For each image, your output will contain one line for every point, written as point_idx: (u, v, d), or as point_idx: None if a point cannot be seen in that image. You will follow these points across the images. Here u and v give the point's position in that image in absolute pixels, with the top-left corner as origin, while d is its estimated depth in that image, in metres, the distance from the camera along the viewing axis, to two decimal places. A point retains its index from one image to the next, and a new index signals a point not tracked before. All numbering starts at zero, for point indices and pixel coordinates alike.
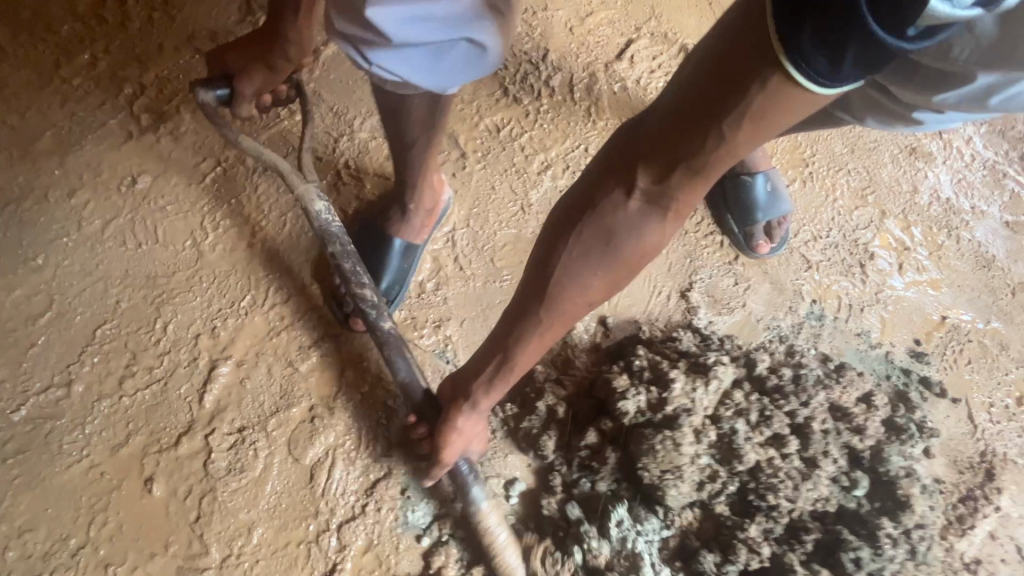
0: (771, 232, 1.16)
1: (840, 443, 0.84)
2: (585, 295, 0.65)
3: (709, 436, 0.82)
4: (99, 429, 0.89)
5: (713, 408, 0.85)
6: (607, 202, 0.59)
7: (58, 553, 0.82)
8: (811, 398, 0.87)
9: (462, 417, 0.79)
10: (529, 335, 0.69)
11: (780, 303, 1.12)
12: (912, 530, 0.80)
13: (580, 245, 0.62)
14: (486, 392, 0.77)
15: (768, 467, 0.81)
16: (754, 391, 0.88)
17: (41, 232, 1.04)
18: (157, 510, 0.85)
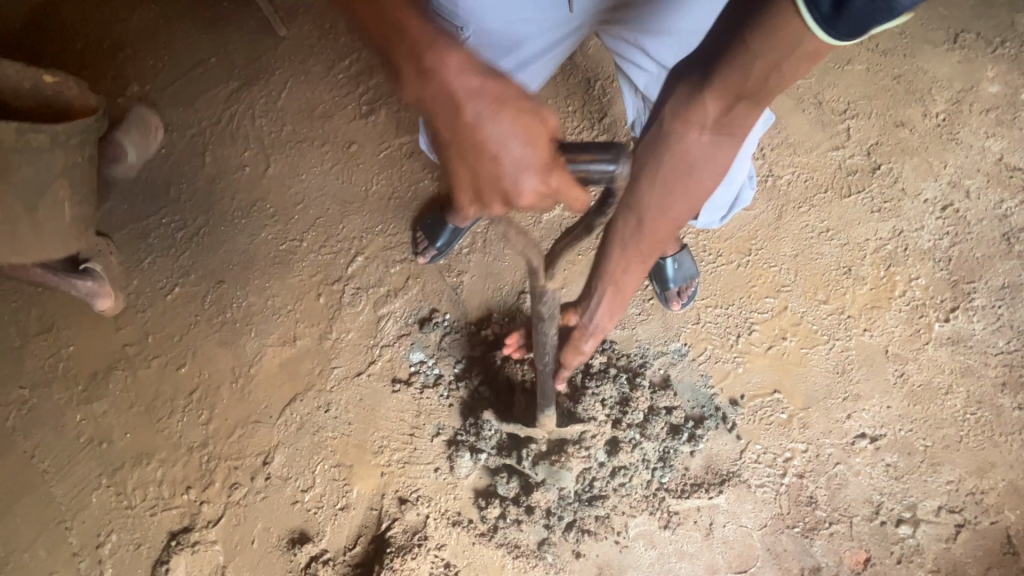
0: (681, 292, 1.71)
1: (607, 414, 1.59)
2: (674, 211, 1.13)
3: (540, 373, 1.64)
4: (307, 264, 1.98)
5: (551, 365, 1.65)
6: (683, 142, 1.05)
7: (282, 308, 1.94)
8: (605, 388, 1.61)
9: (580, 341, 1.32)
10: (627, 256, 1.19)
11: (660, 337, 1.73)
12: (616, 465, 1.57)
13: (658, 184, 1.10)
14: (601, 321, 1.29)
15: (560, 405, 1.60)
16: (582, 368, 1.65)
17: (307, 161, 2.11)
18: (317, 306, 1.93)
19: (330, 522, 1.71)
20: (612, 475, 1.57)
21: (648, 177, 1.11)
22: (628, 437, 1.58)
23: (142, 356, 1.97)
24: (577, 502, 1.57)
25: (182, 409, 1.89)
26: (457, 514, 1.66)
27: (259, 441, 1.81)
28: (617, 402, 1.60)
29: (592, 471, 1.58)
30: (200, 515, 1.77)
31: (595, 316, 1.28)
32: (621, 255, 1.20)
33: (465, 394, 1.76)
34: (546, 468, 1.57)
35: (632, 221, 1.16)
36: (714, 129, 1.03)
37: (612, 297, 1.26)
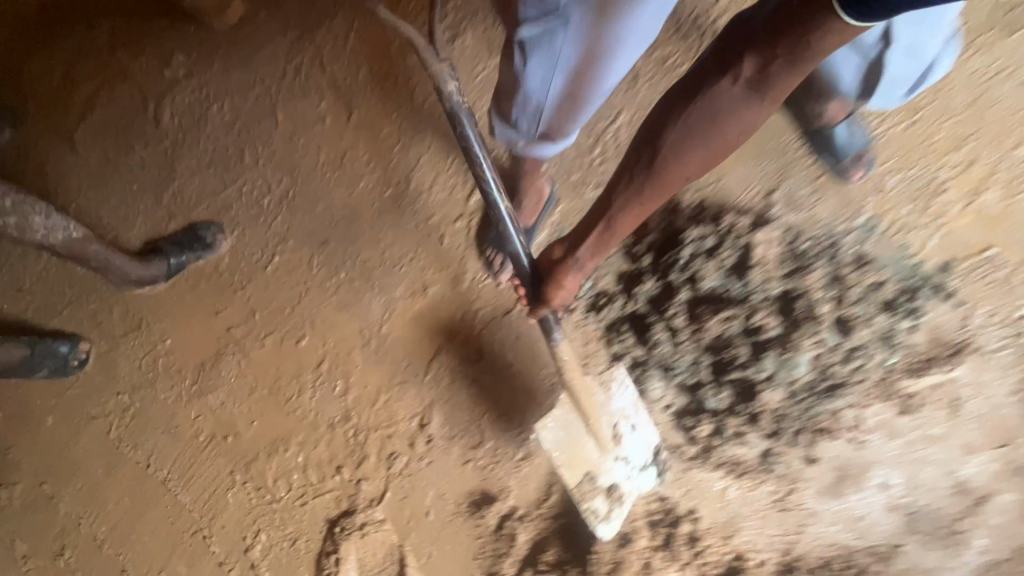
0: (860, 161, 1.54)
1: (826, 296, 1.40)
2: (687, 171, 1.05)
3: (729, 259, 1.41)
4: (421, 206, 1.77)
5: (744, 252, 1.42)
6: (716, 89, 0.94)
7: (404, 259, 1.73)
8: (815, 269, 1.41)
9: (569, 279, 1.28)
10: (633, 207, 1.13)
11: (843, 212, 1.55)
12: (847, 349, 1.37)
13: (682, 125, 0.99)
14: (589, 255, 1.24)
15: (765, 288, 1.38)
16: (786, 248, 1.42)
17: (393, 99, 1.88)
18: (444, 250, 1.72)
19: (513, 476, 1.53)
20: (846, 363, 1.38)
21: (673, 128, 1.00)
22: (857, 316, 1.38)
23: (251, 337, 1.75)
24: (810, 396, 1.39)
25: (312, 384, 1.67)
26: (659, 443, 1.47)
27: (410, 403, 1.61)
28: (830, 282, 1.40)
29: (826, 358, 1.37)
30: (359, 494, 1.58)
31: (583, 252, 1.24)
32: (648, 195, 1.10)
33: (636, 296, 1.51)
34: (777, 358, 1.36)
35: (632, 179, 1.09)
36: (782, 61, 0.88)
37: (619, 232, 1.19)
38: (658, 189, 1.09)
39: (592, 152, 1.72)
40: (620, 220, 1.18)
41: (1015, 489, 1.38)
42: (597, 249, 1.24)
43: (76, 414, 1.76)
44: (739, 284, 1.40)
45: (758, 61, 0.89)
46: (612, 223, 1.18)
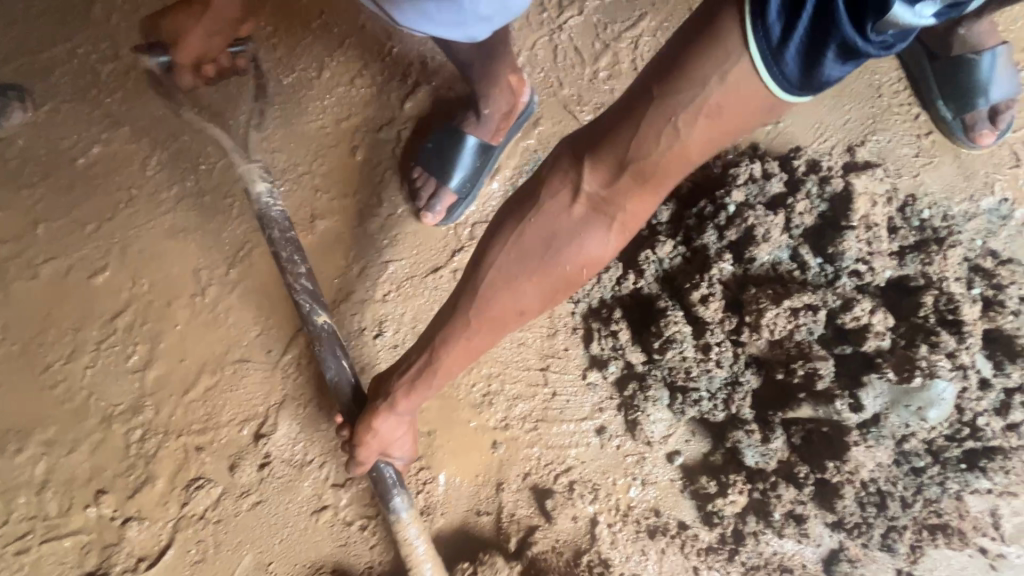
0: (996, 117, 1.03)
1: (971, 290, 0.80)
2: (532, 286, 0.61)
3: (804, 215, 0.83)
4: (333, 104, 1.17)
5: (827, 206, 0.84)
6: (553, 207, 0.57)
7: (290, 173, 1.11)
8: (954, 245, 0.82)
9: (379, 420, 0.75)
10: (460, 331, 0.65)
11: (962, 188, 1.02)
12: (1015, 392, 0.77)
13: (529, 235, 0.58)
14: (410, 399, 0.74)
15: (865, 266, 0.80)
16: (896, 211, 0.86)
17: None
18: (354, 168, 1.11)
19: (394, 547, 0.87)
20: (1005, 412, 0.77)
21: (515, 241, 0.59)
22: None
23: (20, 260, 1.08)
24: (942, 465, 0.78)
25: (95, 346, 1.01)
26: (654, 519, 0.86)
27: (245, 397, 0.96)
28: (970, 271, 0.83)
29: (972, 401, 0.76)
30: (122, 545, 0.89)
31: (409, 395, 0.73)
32: (464, 329, 0.64)
33: (638, 265, 0.91)
34: (887, 387, 0.75)
35: (464, 308, 0.64)
36: (642, 166, 0.51)
37: (457, 358, 0.68)
38: (698, 126, 0.48)
39: (598, 62, 1.16)
40: (452, 341, 0.66)
41: None
42: (473, 341, 0.65)
43: None
44: (815, 255, 0.82)
45: (600, 154, 0.53)
46: (481, 306, 0.62)
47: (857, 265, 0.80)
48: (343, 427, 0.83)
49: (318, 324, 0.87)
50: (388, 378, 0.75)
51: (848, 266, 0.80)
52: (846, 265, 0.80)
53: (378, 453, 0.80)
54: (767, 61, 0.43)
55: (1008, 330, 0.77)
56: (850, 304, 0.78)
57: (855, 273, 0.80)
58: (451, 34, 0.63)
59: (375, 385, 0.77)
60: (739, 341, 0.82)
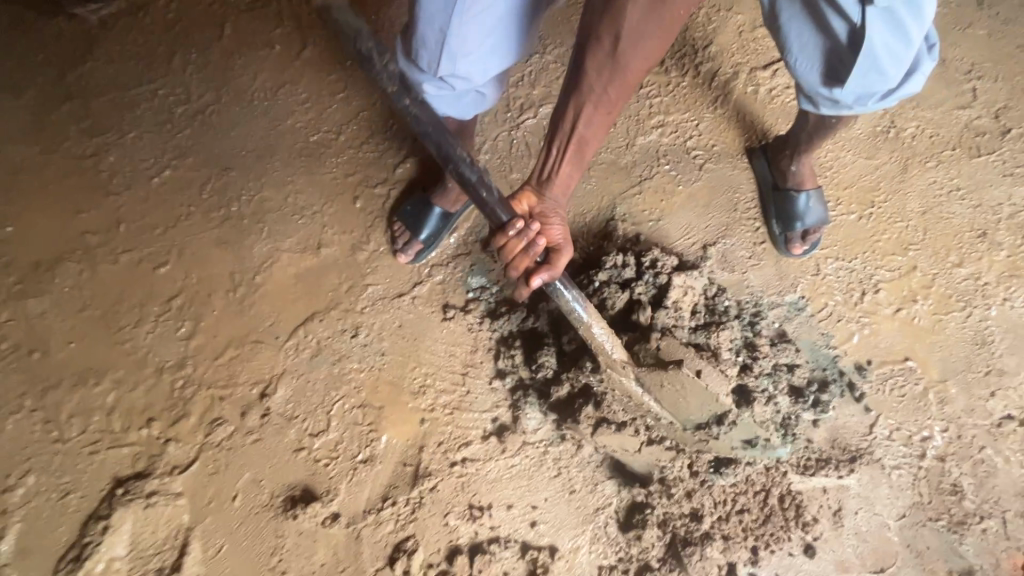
0: (805, 237, 1.47)
1: (737, 358, 1.24)
2: (658, 32, 0.96)
3: (640, 294, 1.27)
4: (344, 162, 1.60)
5: (656, 291, 1.27)
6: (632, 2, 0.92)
7: (307, 210, 1.54)
8: (732, 329, 1.26)
9: (552, 220, 1.14)
10: (590, 113, 1.04)
11: (774, 285, 1.46)
12: (747, 426, 1.21)
13: (632, 25, 0.94)
14: (566, 174, 1.13)
15: (668, 331, 1.23)
16: (706, 302, 1.31)
17: (352, 48, 1.73)
18: (354, 212, 1.54)
19: (345, 479, 1.29)
20: (742, 437, 1.20)
21: (616, 33, 0.95)
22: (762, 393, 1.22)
23: (106, 248, 1.51)
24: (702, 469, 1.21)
25: (155, 318, 1.44)
26: (520, 481, 1.28)
27: (257, 367, 1.39)
28: (742, 346, 1.27)
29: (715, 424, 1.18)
30: (162, 456, 1.31)
31: (556, 180, 1.13)
32: (591, 114, 1.04)
33: (535, 308, 1.38)
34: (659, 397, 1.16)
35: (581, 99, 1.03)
36: None
37: (595, 125, 1.06)
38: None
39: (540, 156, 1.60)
40: (592, 119, 1.05)
41: None
42: (607, 112, 1.05)
43: None
44: (640, 318, 1.24)
45: None
46: (610, 85, 1.00)
47: (663, 329, 1.22)
48: (520, 227, 1.09)
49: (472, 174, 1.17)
50: (543, 175, 1.14)
51: (658, 329, 1.22)
52: (657, 329, 1.23)
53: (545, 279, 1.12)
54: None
55: (749, 385, 1.22)
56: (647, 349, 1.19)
57: (661, 334, 1.21)
58: (451, 109, 1.25)
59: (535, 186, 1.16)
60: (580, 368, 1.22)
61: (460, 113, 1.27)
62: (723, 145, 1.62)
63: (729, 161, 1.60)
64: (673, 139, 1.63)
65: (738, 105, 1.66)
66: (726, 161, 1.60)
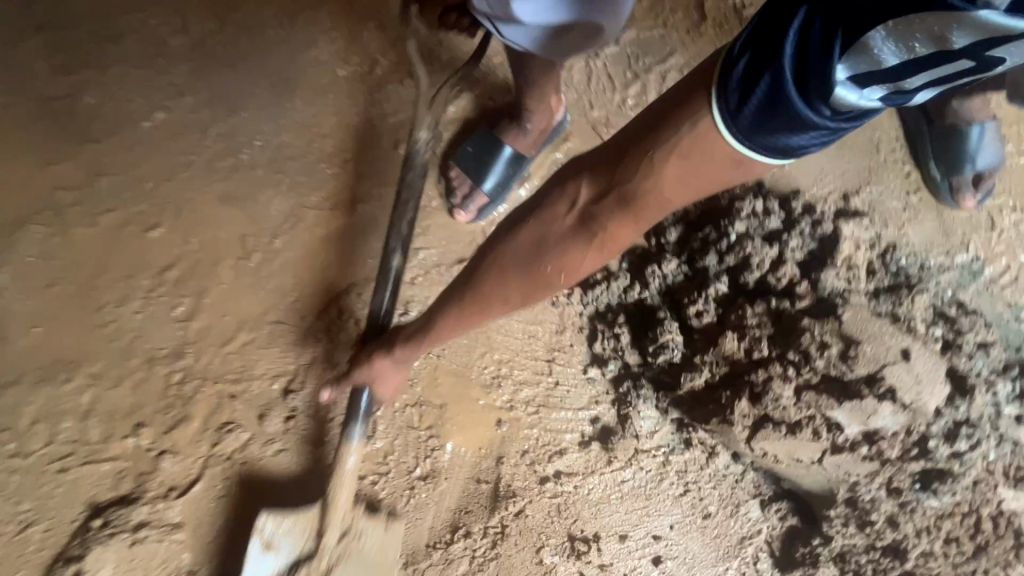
0: (977, 183, 1.15)
1: (936, 332, 0.91)
2: (570, 269, 0.71)
3: (796, 248, 0.94)
4: (383, 101, 1.28)
5: (816, 245, 0.95)
6: (547, 212, 0.71)
7: (338, 158, 1.22)
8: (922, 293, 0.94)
9: (382, 360, 0.86)
10: (507, 246, 0.73)
11: (939, 244, 1.14)
12: (962, 425, 0.88)
13: (512, 243, 0.73)
14: (450, 330, 0.80)
15: (842, 297, 0.90)
16: (879, 258, 0.98)
17: None
18: (398, 161, 1.22)
19: (400, 502, 0.96)
20: (955, 440, 0.87)
21: (552, 211, 0.71)
22: (976, 379, 0.89)
23: (82, 208, 1.18)
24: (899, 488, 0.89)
25: (144, 294, 1.11)
26: (635, 503, 0.96)
27: (279, 355, 1.06)
28: (937, 314, 0.94)
29: (924, 424, 0.85)
30: (154, 475, 0.98)
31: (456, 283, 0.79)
32: (512, 240, 0.73)
33: (643, 270, 1.01)
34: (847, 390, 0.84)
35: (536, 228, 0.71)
36: (586, 228, 0.69)
37: (493, 299, 0.75)
38: (666, 171, 0.62)
39: (626, 91, 1.28)
40: (505, 246, 0.73)
41: None
42: (465, 319, 0.78)
43: None
44: (801, 280, 0.92)
45: (595, 186, 0.67)
46: (497, 255, 0.74)
47: (836, 295, 0.90)
48: (345, 373, 0.93)
49: (391, 262, 0.98)
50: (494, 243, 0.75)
51: (830, 295, 0.90)
52: (828, 294, 0.90)
53: (367, 382, 0.88)
54: (728, 121, 0.56)
55: (961, 368, 0.89)
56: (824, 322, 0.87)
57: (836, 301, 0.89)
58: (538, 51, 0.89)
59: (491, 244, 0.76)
60: (723, 349, 0.91)
61: (552, 55, 0.89)
62: None
63: None
64: None
65: None
66: None
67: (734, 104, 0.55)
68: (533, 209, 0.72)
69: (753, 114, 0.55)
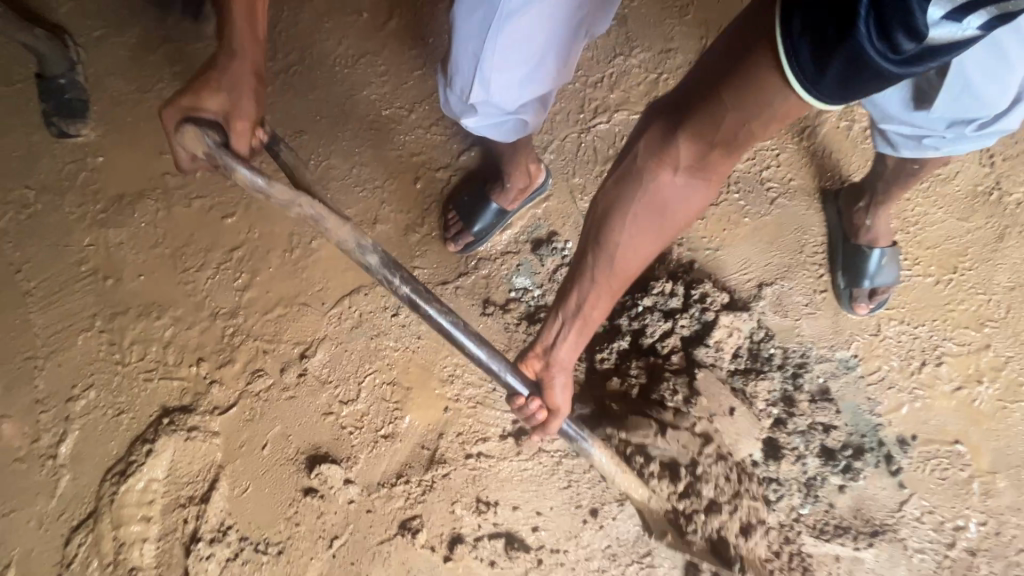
0: (873, 295, 1.39)
1: (772, 411, 1.24)
2: (689, 209, 0.86)
3: (683, 326, 1.25)
4: (411, 141, 1.61)
5: (695, 328, 1.25)
6: (654, 184, 0.83)
7: (369, 183, 1.57)
8: (773, 382, 1.26)
9: (561, 375, 1.04)
10: (623, 236, 0.88)
11: (827, 339, 1.39)
12: (770, 481, 1.21)
13: (631, 224, 0.86)
14: (571, 352, 1.01)
15: (702, 368, 1.20)
16: (751, 347, 1.30)
17: (437, 27, 1.74)
18: (413, 193, 1.56)
19: (366, 450, 1.35)
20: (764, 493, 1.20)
21: (630, 207, 0.85)
22: (791, 451, 1.22)
23: (182, 191, 1.60)
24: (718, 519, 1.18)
25: (216, 265, 1.52)
26: (530, 487, 1.30)
27: (301, 328, 1.46)
28: (780, 399, 1.26)
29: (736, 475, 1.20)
30: (206, 396, 1.41)
31: (586, 310, 0.96)
32: (643, 236, 0.88)
33: None
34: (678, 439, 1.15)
35: (623, 231, 0.87)
36: (691, 172, 0.82)
37: (614, 286, 0.94)
38: (772, 123, 0.71)
39: (606, 164, 1.56)
40: (624, 244, 0.88)
41: None
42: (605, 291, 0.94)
43: None
44: (675, 350, 1.23)
45: (687, 141, 0.78)
46: (620, 252, 0.89)
47: (696, 366, 1.20)
48: (533, 401, 1.05)
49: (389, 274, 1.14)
50: (588, 255, 0.92)
51: (692, 366, 1.21)
52: (693, 365, 1.21)
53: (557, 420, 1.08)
54: (809, 85, 0.63)
55: (780, 442, 1.22)
56: (676, 385, 1.18)
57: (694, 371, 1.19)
58: (496, 135, 1.21)
59: (591, 236, 0.91)
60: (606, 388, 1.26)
61: (504, 137, 1.22)
62: (802, 180, 1.52)
63: (802, 199, 1.51)
64: (749, 165, 1.54)
65: (829, 138, 1.54)
66: (799, 198, 1.51)
67: (816, 67, 0.62)
68: (607, 254, 0.90)
69: (837, 75, 0.61)
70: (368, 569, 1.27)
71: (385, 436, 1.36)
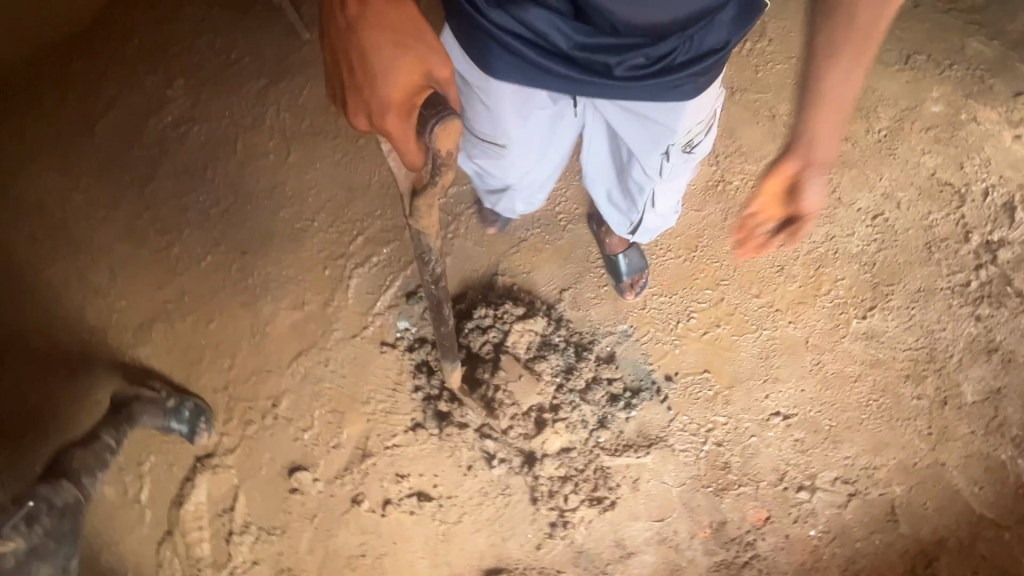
0: (633, 284, 1.96)
1: (553, 379, 1.88)
2: None
3: (487, 337, 1.92)
4: (318, 242, 2.31)
5: (497, 335, 1.92)
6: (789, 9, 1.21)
7: (296, 278, 2.28)
8: (554, 360, 1.90)
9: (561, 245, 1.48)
10: None
11: (610, 319, 1.98)
12: (558, 423, 1.84)
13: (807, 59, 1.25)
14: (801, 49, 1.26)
15: (497, 362, 1.88)
16: (542, 339, 1.92)
17: (321, 154, 2.43)
18: (325, 278, 2.26)
19: (324, 457, 2.06)
20: (556, 434, 1.83)
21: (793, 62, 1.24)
22: (572, 402, 1.86)
23: (178, 311, 2.34)
24: (533, 453, 1.85)
25: (208, 357, 2.26)
26: (428, 460, 1.97)
27: (269, 387, 2.17)
28: (563, 369, 1.89)
29: (535, 425, 1.85)
30: (219, 445, 2.14)
31: None
32: None
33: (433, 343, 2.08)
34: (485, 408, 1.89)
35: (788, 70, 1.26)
36: None
37: None
38: None
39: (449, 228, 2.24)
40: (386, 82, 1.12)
41: (652, 552, 1.77)
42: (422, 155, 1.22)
43: (45, 340, 2.37)
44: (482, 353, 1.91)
45: None
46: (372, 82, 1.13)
47: (492, 362, 1.89)
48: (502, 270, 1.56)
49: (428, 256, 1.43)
50: None
51: (490, 362, 1.89)
52: (490, 361, 1.89)
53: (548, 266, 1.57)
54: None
55: (560, 398, 1.86)
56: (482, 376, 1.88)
57: (490, 366, 1.89)
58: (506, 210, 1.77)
59: None
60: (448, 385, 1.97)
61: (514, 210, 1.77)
62: (583, 207, 2.11)
63: (584, 221, 2.10)
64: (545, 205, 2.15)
65: None
66: (582, 222, 2.10)
67: None
68: None
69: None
70: (338, 531, 1.98)
71: (334, 446, 2.06)
